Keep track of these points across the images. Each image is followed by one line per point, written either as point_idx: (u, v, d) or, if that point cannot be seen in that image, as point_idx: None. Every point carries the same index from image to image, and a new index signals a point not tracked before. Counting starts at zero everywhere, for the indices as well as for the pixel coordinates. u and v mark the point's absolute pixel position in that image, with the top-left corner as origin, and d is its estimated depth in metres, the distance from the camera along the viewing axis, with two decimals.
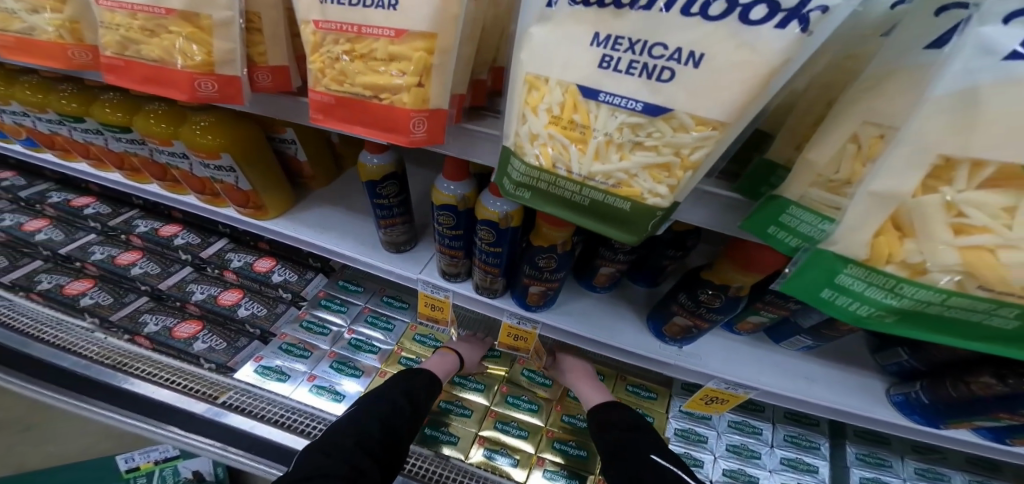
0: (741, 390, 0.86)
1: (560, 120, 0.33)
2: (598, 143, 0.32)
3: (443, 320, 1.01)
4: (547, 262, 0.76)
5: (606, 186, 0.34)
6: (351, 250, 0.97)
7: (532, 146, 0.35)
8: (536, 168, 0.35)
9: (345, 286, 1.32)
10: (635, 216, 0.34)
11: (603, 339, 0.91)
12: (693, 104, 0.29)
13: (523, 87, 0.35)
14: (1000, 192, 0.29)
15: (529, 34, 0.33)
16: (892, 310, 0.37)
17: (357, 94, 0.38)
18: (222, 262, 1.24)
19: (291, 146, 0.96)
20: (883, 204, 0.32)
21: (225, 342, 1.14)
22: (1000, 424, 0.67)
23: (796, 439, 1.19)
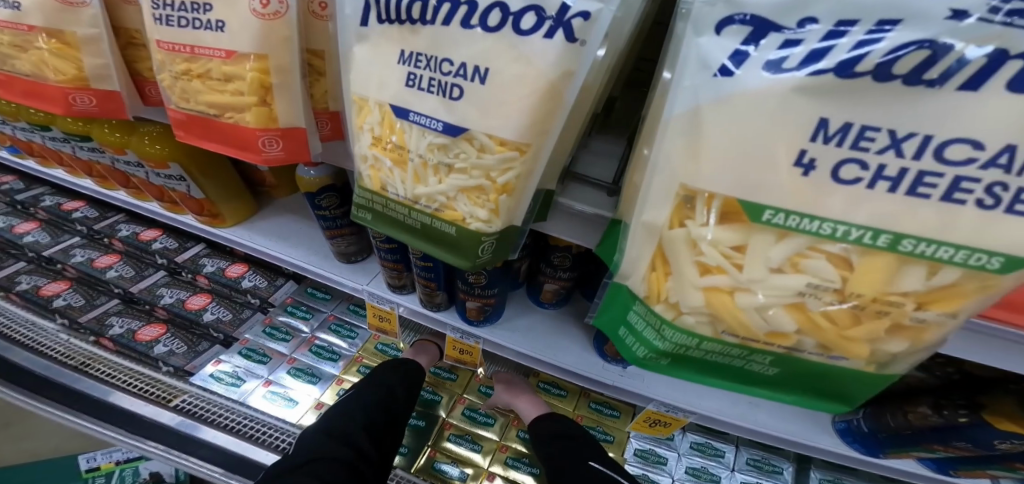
0: (680, 413, 0.83)
1: (381, 140, 0.36)
2: (415, 165, 0.35)
3: (391, 331, 1.00)
4: (477, 278, 0.76)
5: (431, 211, 0.36)
6: (304, 259, 1.00)
7: (366, 164, 0.38)
8: (371, 192, 0.39)
9: (312, 293, 1.33)
10: (461, 239, 0.37)
11: (544, 356, 0.89)
12: (484, 123, 0.31)
13: (355, 107, 0.37)
14: (730, 228, 0.33)
15: (354, 54, 0.36)
16: (662, 353, 0.42)
17: (224, 118, 0.49)
18: (196, 267, 1.27)
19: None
20: (648, 234, 0.37)
21: (186, 346, 1.16)
22: (937, 456, 0.64)
23: (758, 463, 1.15)
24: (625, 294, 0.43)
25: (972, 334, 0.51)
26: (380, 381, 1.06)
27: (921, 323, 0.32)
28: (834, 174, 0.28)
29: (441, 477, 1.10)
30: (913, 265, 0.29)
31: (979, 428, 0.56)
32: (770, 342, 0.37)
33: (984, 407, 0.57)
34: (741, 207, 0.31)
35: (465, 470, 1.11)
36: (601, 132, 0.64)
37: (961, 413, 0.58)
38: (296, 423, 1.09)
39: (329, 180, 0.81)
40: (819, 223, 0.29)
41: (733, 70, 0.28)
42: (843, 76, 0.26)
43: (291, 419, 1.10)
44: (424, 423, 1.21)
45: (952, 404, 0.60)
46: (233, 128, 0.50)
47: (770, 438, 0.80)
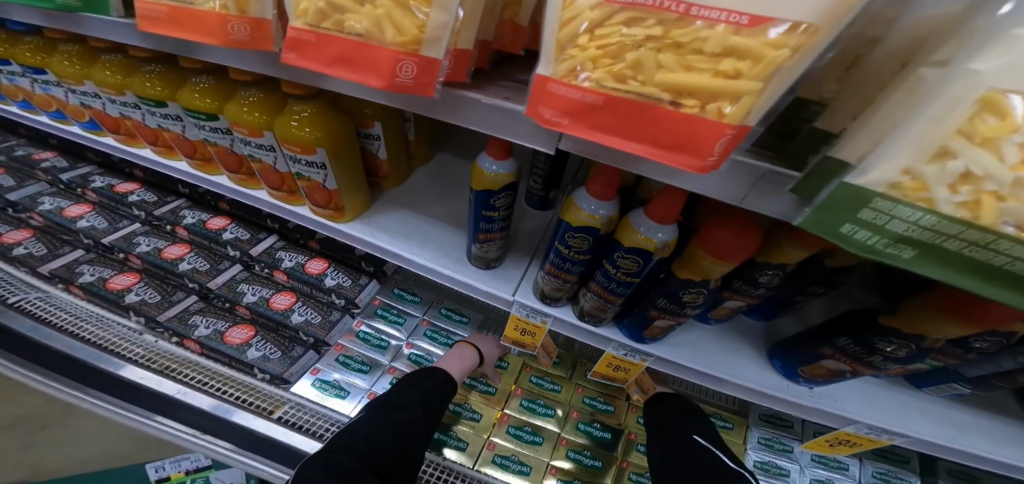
0: (885, 435, 0.76)
1: None
2: None
3: (530, 345, 0.92)
4: (693, 297, 0.65)
5: None
6: (439, 263, 0.84)
7: (954, 191, 0.23)
8: (959, 223, 0.23)
9: (399, 295, 1.21)
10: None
11: (722, 376, 0.81)
12: None
13: (964, 112, 0.21)
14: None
15: (1018, 34, 0.19)
16: None
17: (648, 97, 0.27)
18: (271, 262, 1.13)
19: (375, 142, 0.85)
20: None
21: (280, 351, 1.05)
22: None
23: (886, 477, 1.18)
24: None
25: None
26: (421, 385, 0.97)
27: None
28: None
29: None
30: None
31: None
32: None
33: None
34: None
35: None
36: None
37: None
38: None
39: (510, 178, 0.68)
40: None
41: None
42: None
43: None
44: (542, 439, 1.12)
45: None
46: (650, 111, 0.27)
47: (987, 463, 0.74)
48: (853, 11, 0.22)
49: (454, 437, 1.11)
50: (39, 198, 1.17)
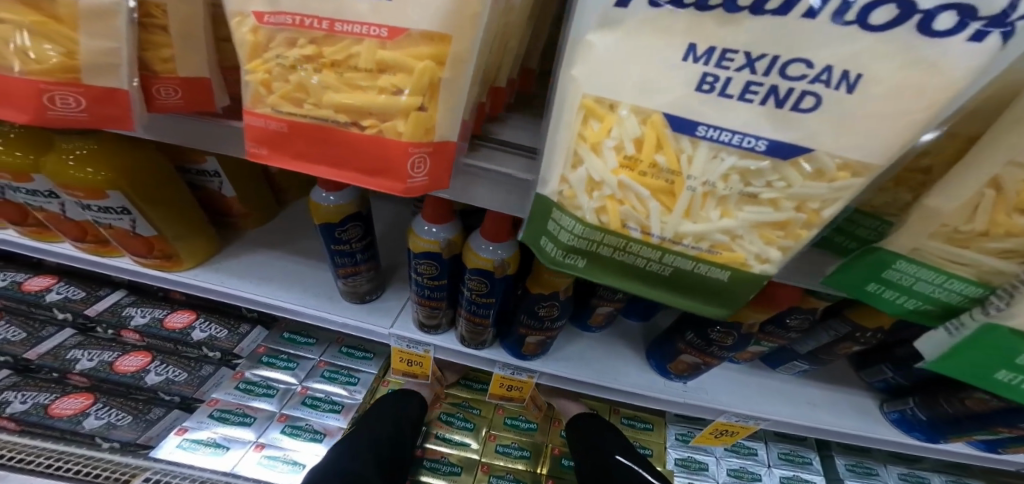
0: (752, 421, 0.83)
1: (637, 164, 0.23)
2: (692, 196, 0.23)
3: (423, 377, 0.89)
4: (548, 310, 0.67)
5: (698, 252, 0.25)
6: (302, 304, 0.79)
7: (591, 197, 0.25)
8: (603, 231, 0.26)
9: (291, 338, 1.14)
10: (737, 286, 0.27)
11: (606, 383, 0.84)
12: (837, 141, 0.21)
13: (577, 117, 0.24)
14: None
15: (588, 43, 0.22)
16: None
17: (325, 119, 0.26)
18: (117, 321, 1.03)
19: (214, 179, 0.78)
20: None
21: (131, 415, 0.97)
22: (996, 438, 0.70)
23: (788, 456, 1.29)
24: (1000, 336, 0.34)
25: None
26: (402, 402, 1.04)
27: None
28: None
29: None
30: None
31: None
32: None
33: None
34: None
35: None
36: None
37: None
38: None
39: (350, 208, 0.66)
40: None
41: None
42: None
43: None
44: (462, 469, 1.10)
45: None
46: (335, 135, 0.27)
47: (839, 436, 0.84)
48: (462, 15, 0.24)
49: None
50: None
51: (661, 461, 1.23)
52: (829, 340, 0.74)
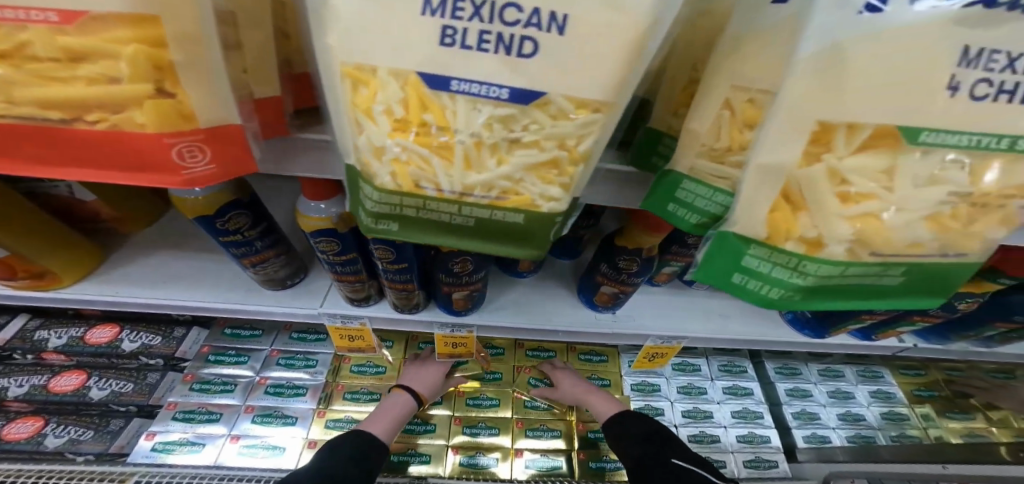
0: (675, 341, 0.94)
1: (409, 125, 0.23)
2: (467, 149, 0.23)
3: (370, 349, 0.93)
4: (462, 266, 0.70)
5: (491, 200, 0.26)
6: (215, 300, 0.77)
7: (381, 164, 0.25)
8: (395, 193, 0.27)
9: (234, 334, 1.15)
10: (534, 228, 0.29)
11: (540, 324, 0.90)
12: (570, 83, 0.21)
13: (343, 84, 0.22)
14: (873, 153, 0.27)
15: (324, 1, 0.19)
16: (801, 288, 0.34)
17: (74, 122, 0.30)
18: (33, 346, 1.00)
19: (59, 185, 0.69)
20: (775, 178, 0.29)
21: (92, 429, 0.98)
22: (863, 324, 0.83)
23: (727, 367, 1.45)
24: (733, 244, 0.34)
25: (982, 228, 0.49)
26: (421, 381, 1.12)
27: None
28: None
29: (473, 470, 1.15)
30: None
31: None
32: None
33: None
34: (895, 130, 0.26)
35: (496, 455, 1.18)
36: None
37: None
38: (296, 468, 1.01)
39: (225, 196, 0.55)
40: (962, 135, 0.26)
41: (882, 6, 0.22)
42: (987, 8, 0.22)
43: (281, 464, 1.00)
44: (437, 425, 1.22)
45: None
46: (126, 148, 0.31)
47: (746, 343, 0.94)
48: None
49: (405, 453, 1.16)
50: None
51: (618, 388, 1.36)
52: None
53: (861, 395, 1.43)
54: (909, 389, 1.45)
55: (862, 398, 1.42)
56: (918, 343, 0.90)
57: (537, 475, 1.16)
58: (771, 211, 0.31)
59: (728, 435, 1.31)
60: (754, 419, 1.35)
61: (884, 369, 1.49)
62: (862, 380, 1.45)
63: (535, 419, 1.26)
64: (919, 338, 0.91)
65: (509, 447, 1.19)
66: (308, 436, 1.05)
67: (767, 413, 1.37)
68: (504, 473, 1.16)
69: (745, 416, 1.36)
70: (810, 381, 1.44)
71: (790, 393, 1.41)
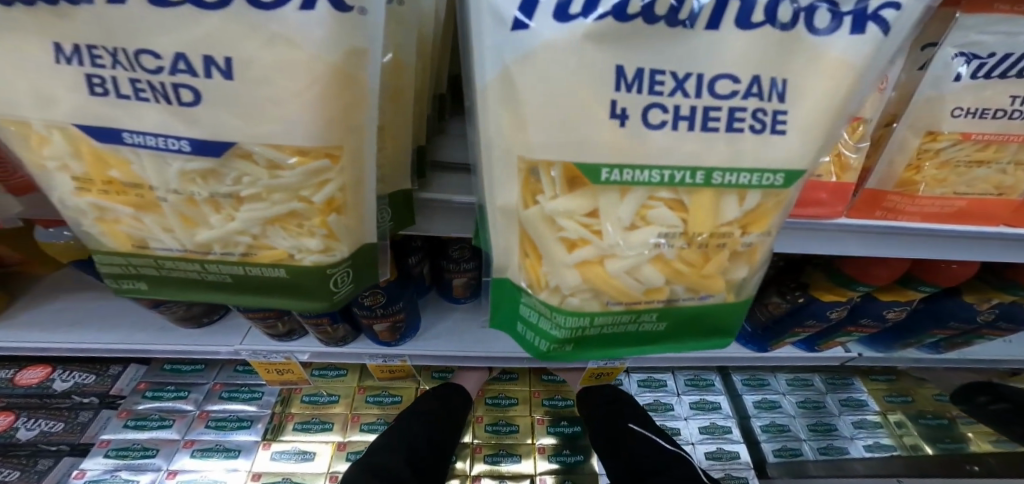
0: (617, 360, 0.91)
1: (96, 182, 0.22)
2: (173, 204, 0.22)
3: (302, 378, 0.93)
4: (374, 298, 0.68)
5: (237, 257, 0.25)
6: (132, 341, 0.77)
7: (87, 222, 0.24)
8: (123, 254, 0.25)
9: (175, 369, 1.12)
10: (301, 281, 0.27)
11: (476, 351, 0.87)
12: (259, 132, 0.20)
13: (12, 139, 0.21)
14: (579, 196, 0.22)
15: None
16: (565, 341, 0.27)
17: None
18: None
19: None
20: (507, 220, 0.25)
21: (19, 470, 0.94)
22: (801, 337, 0.78)
23: (694, 380, 1.41)
24: (510, 289, 0.28)
25: (882, 240, 0.46)
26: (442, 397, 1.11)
27: (1001, 136, 0.35)
28: (881, 26, 0.19)
29: None
30: (954, 102, 0.33)
31: (813, 303, 0.68)
32: (1001, 194, 0.40)
33: (810, 285, 0.69)
34: (578, 170, 0.21)
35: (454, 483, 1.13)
36: (454, 113, 0.55)
37: (799, 294, 0.70)
38: None
39: None
40: (651, 171, 0.21)
41: (527, 21, 0.18)
42: (621, 22, 0.18)
43: None
44: None
45: (790, 289, 0.72)
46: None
47: (694, 360, 0.90)
48: None
49: None
50: None
51: None
52: None
53: (833, 403, 1.38)
54: (882, 397, 1.41)
55: (833, 408, 1.37)
56: (863, 352, 0.88)
57: None
58: (525, 257, 0.26)
59: (698, 453, 1.26)
60: (723, 433, 1.30)
61: (855, 377, 1.45)
62: (832, 389, 1.41)
63: (495, 443, 1.19)
64: (864, 347, 0.89)
65: (467, 474, 1.13)
66: (251, 469, 1.01)
67: (736, 427, 1.32)
68: None
69: (712, 431, 1.30)
70: (778, 391, 1.41)
71: (757, 405, 1.38)
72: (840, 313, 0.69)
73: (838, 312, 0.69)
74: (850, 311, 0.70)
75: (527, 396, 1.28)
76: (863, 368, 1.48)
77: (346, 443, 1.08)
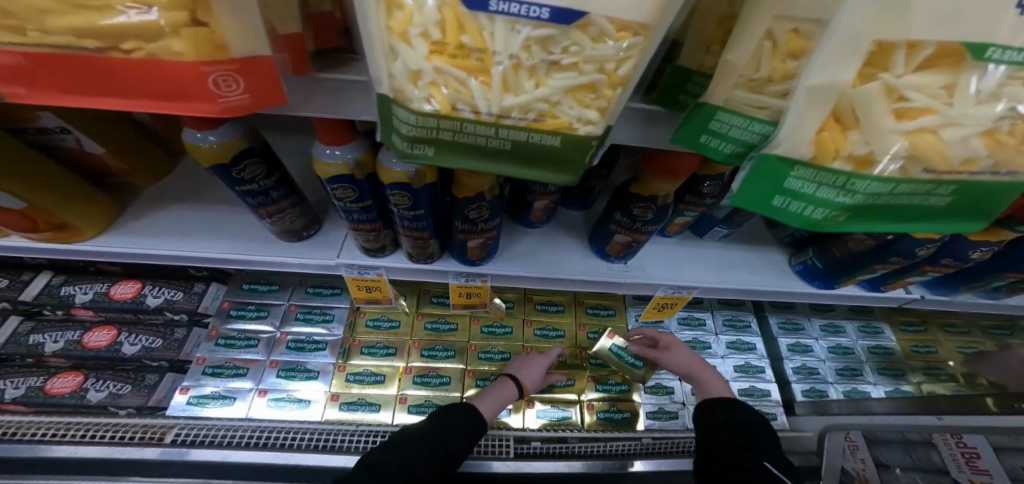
0: (684, 290, 0.95)
1: (448, 48, 0.24)
2: (505, 70, 0.24)
3: (386, 299, 0.96)
4: (478, 212, 0.69)
5: (528, 122, 0.28)
6: (235, 250, 0.80)
7: (417, 87, 0.26)
8: (436, 117, 0.28)
9: (251, 289, 1.18)
10: (567, 149, 0.30)
11: (552, 273, 0.91)
12: (608, 2, 0.22)
13: (381, 7, 0.24)
14: (930, 72, 0.30)
15: None
16: (847, 207, 0.39)
17: (71, 47, 0.29)
18: (63, 300, 1.04)
19: (68, 137, 0.71)
20: (825, 96, 0.31)
21: (129, 384, 1.03)
22: (876, 273, 0.81)
23: (732, 321, 1.48)
24: (772, 163, 0.36)
25: None
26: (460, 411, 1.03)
27: None
28: None
29: None
30: None
31: (903, 240, 0.71)
32: None
33: None
34: (953, 50, 0.28)
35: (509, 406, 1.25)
36: None
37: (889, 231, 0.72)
38: (323, 420, 1.08)
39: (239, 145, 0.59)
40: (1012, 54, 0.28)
41: None
42: None
43: (310, 416, 1.08)
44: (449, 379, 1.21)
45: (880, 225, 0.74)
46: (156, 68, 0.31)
47: (756, 293, 0.95)
48: None
49: None
50: None
51: None
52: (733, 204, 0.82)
53: (861, 350, 1.47)
54: (908, 346, 1.49)
55: (861, 354, 1.46)
56: (924, 294, 0.93)
57: (549, 424, 1.23)
58: (820, 132, 0.33)
59: (731, 389, 1.36)
60: (756, 373, 1.41)
61: (885, 326, 1.52)
62: (862, 336, 1.49)
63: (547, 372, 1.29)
64: (925, 289, 0.94)
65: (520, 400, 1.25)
66: (330, 390, 1.11)
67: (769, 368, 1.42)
68: (518, 422, 1.23)
69: (747, 370, 1.40)
70: (812, 336, 1.48)
71: (791, 348, 1.46)
72: (927, 251, 0.71)
73: (926, 250, 0.71)
74: (935, 248, 0.73)
75: (573, 329, 1.34)
76: (896, 318, 1.54)
77: (410, 368, 1.19)
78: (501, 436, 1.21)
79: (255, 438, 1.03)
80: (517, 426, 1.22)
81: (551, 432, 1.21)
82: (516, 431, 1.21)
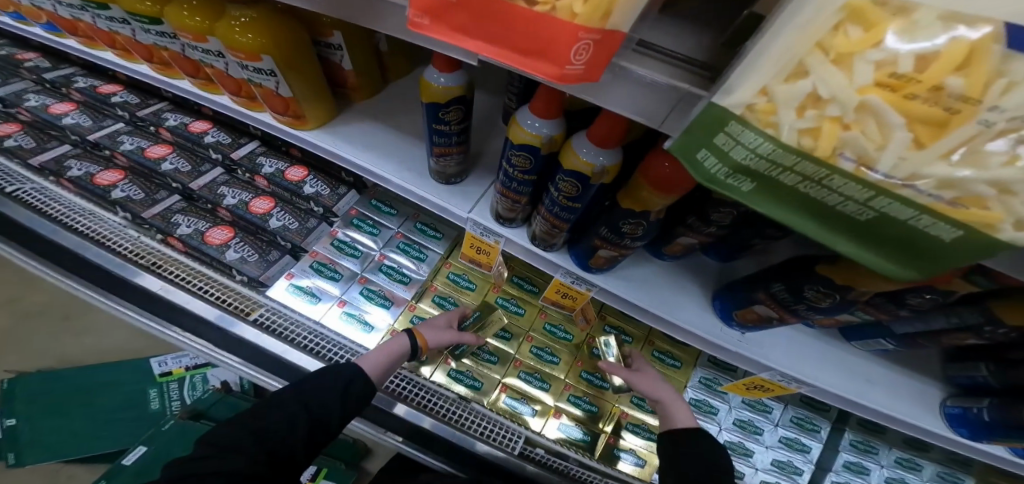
0: (793, 383, 0.84)
1: (902, 85, 0.26)
2: (988, 131, 0.25)
3: (486, 265, 0.93)
4: (632, 228, 0.64)
5: (938, 200, 0.29)
6: (396, 175, 0.88)
7: (802, 116, 0.30)
8: (815, 159, 0.31)
9: (377, 206, 1.26)
10: (955, 248, 0.31)
11: (663, 312, 0.84)
12: None
13: (836, 18, 0.27)
14: None
15: None
16: None
17: None
18: (253, 168, 1.24)
19: (338, 53, 0.87)
20: None
21: (257, 254, 1.12)
22: None
23: (799, 421, 1.32)
24: None
25: None
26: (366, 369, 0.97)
27: None
28: None
29: (512, 412, 1.15)
30: None
31: None
32: None
33: None
34: None
35: (535, 408, 1.16)
36: None
37: None
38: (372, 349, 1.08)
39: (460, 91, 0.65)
40: None
41: None
42: None
43: (367, 344, 1.10)
44: (498, 359, 1.20)
45: None
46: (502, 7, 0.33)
47: (875, 416, 0.83)
48: None
49: (472, 376, 1.17)
50: (25, 96, 1.27)
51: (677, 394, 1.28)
52: (941, 327, 0.68)
53: None
54: None
55: None
56: None
57: (565, 441, 1.14)
58: None
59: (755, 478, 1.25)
60: (791, 473, 1.26)
61: None
62: None
63: (584, 390, 1.21)
64: None
65: (550, 406, 1.17)
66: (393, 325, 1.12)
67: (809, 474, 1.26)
68: (538, 425, 1.15)
69: (783, 467, 1.26)
70: (877, 462, 1.27)
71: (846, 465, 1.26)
72: None
73: None
74: None
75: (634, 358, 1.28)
76: None
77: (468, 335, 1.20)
78: (516, 432, 1.12)
79: (308, 342, 1.06)
80: (534, 429, 1.14)
81: (564, 450, 1.12)
82: (530, 432, 1.13)
